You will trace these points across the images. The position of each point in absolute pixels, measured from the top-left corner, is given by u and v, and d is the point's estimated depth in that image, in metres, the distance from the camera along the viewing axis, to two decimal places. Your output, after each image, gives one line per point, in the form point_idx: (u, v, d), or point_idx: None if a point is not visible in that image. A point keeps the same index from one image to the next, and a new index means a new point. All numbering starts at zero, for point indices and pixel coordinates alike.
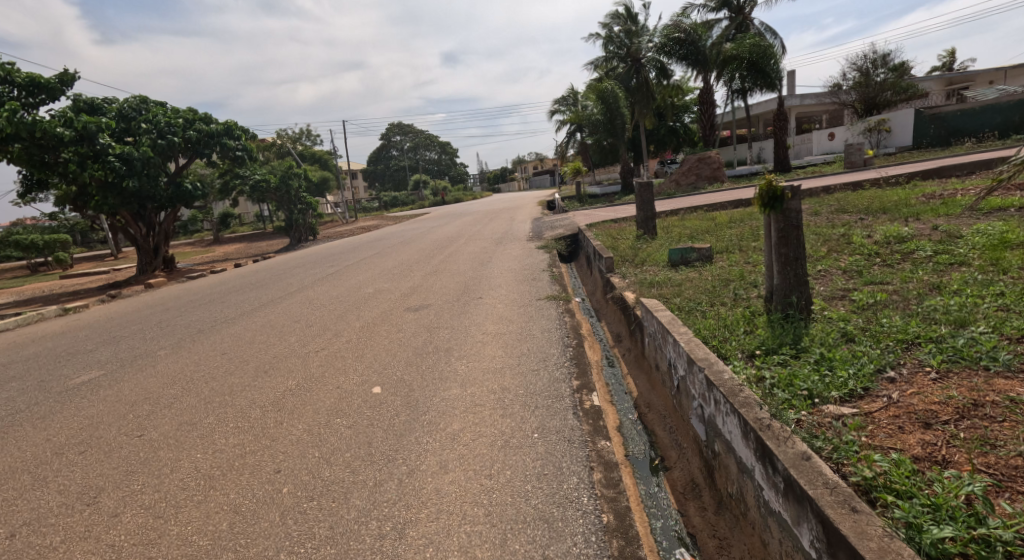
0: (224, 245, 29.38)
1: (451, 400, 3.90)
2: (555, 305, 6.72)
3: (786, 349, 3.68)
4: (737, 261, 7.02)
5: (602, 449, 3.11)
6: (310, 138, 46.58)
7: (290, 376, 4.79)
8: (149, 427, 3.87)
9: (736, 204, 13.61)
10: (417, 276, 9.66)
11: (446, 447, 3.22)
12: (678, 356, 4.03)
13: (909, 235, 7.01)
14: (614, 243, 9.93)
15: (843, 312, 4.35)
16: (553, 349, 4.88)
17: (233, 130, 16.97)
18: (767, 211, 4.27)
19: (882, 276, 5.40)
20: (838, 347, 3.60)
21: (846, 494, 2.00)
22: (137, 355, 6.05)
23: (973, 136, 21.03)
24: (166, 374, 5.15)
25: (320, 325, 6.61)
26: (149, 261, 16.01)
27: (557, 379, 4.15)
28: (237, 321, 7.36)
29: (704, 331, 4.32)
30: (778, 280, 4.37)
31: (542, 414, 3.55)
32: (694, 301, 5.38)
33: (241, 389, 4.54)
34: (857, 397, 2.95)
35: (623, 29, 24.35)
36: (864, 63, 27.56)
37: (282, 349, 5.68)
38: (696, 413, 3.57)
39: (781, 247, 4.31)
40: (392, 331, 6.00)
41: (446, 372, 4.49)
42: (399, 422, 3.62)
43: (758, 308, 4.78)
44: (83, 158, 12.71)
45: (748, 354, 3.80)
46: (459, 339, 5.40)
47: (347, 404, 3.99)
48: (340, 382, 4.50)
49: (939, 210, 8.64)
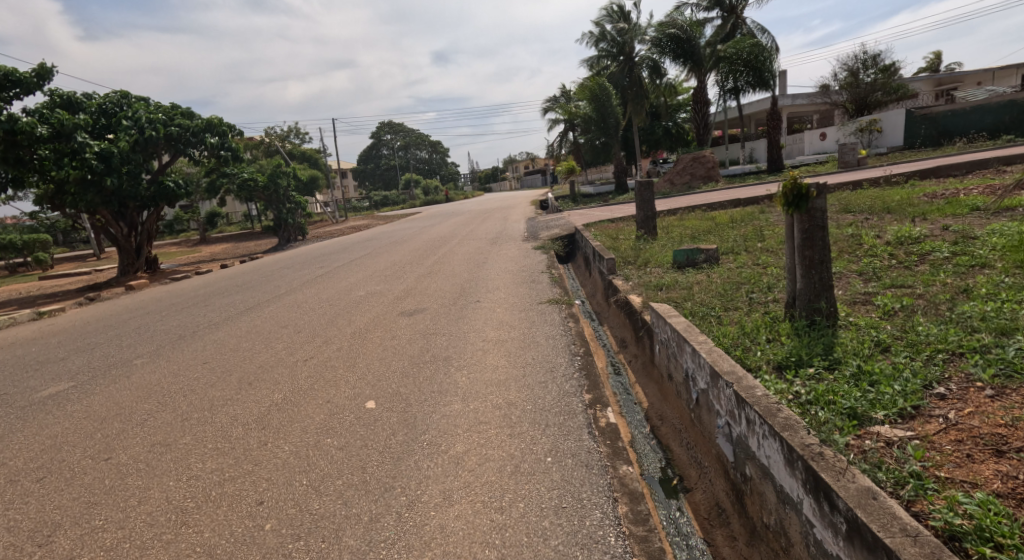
0: (211, 246, 28.85)
1: (452, 417, 3.57)
2: (557, 309, 6.41)
3: (818, 361, 3.38)
4: (745, 263, 6.76)
5: (624, 477, 2.80)
6: (298, 135, 45.56)
7: (277, 389, 4.44)
8: (118, 449, 3.48)
9: (736, 203, 13.40)
10: (411, 278, 9.28)
11: (450, 473, 2.89)
12: (698, 367, 3.74)
13: (921, 235, 6.78)
14: (613, 243, 9.62)
15: (870, 319, 4.07)
16: (560, 358, 4.56)
17: (218, 127, 16.45)
18: (790, 211, 3.96)
19: (902, 278, 5.14)
20: (873, 359, 3.32)
21: (932, 545, 1.72)
22: (111, 364, 5.65)
23: (963, 136, 21.02)
24: (140, 387, 4.75)
25: (309, 331, 6.24)
26: (131, 262, 15.50)
27: (567, 393, 3.82)
28: (222, 327, 6.96)
29: (724, 340, 4.02)
30: (801, 285, 4.08)
31: (554, 434, 3.23)
32: (706, 306, 5.08)
33: (224, 404, 4.19)
34: (907, 417, 2.65)
35: (615, 27, 24.18)
36: (853, 63, 27.16)
37: (268, 359, 5.31)
38: (721, 432, 3.28)
39: (805, 249, 4.00)
40: (386, 339, 5.64)
41: (446, 385, 4.15)
42: (396, 442, 3.30)
43: (779, 314, 4.49)
44: (60, 155, 12.28)
45: (775, 365, 3.51)
46: (459, 348, 5.05)
47: (338, 422, 3.65)
48: (330, 396, 4.15)
49: (946, 210, 8.45)
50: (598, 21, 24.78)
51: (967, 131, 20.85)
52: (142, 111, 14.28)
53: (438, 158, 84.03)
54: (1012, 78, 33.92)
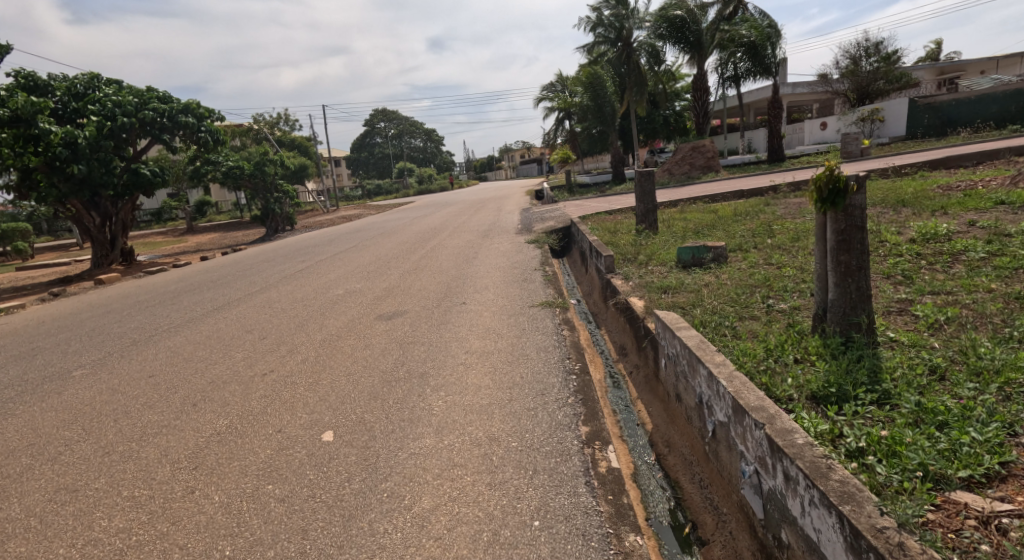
0: (198, 235, 28.06)
1: (423, 456, 2.96)
2: (551, 313, 5.81)
3: (865, 394, 2.76)
4: (758, 263, 6.14)
5: (632, 554, 2.21)
6: (289, 122, 44.15)
7: (223, 412, 3.82)
8: (11, 497, 2.91)
9: (740, 195, 12.78)
10: (393, 275, 8.63)
11: (412, 543, 2.29)
12: (716, 396, 3.14)
13: (948, 232, 6.15)
14: (611, 238, 9.01)
15: (915, 335, 3.46)
16: (553, 378, 3.94)
17: (196, 110, 15.55)
18: (823, 208, 3.35)
19: (939, 283, 4.53)
20: (929, 389, 2.72)
21: None
22: (47, 376, 5.05)
23: (968, 126, 20.38)
24: (69, 408, 4.14)
25: (275, 337, 5.63)
26: (105, 254, 14.84)
27: (561, 424, 3.23)
28: (181, 330, 6.34)
29: (745, 362, 3.41)
30: (833, 295, 3.48)
31: (543, 486, 2.62)
32: (718, 314, 4.48)
33: (156, 433, 3.57)
34: (1000, 480, 2.04)
35: (612, 12, 23.10)
36: (856, 51, 26.59)
37: (222, 372, 4.68)
38: (747, 481, 2.67)
39: (840, 254, 3.39)
40: (359, 348, 5.02)
41: (418, 411, 3.54)
42: (350, 492, 2.70)
43: (805, 327, 3.88)
44: (23, 140, 11.67)
45: (809, 395, 2.90)
46: (437, 362, 4.43)
47: (286, 462, 3.05)
48: (282, 425, 3.53)
49: (967, 203, 7.85)
50: (595, 6, 23.79)
51: (972, 121, 20.25)
52: (114, 93, 13.59)
53: (433, 146, 83.01)
54: (1016, 67, 33.25)
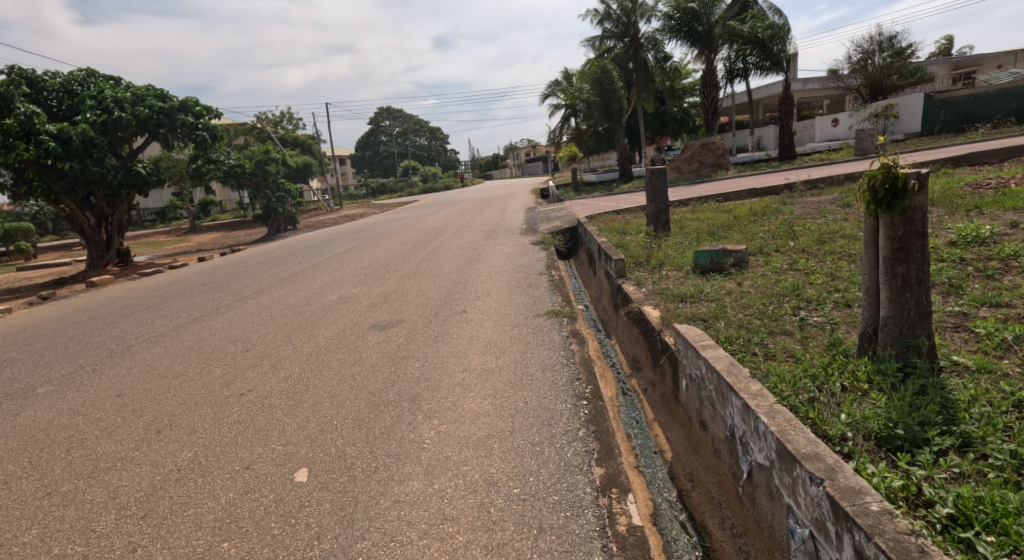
0: (201, 235, 27.79)
1: (407, 506, 2.51)
2: (559, 324, 5.35)
3: (942, 438, 2.28)
4: (782, 268, 5.65)
5: None
6: (292, 121, 43.61)
7: (188, 443, 3.37)
8: None
9: (754, 194, 12.25)
10: (392, 279, 8.18)
11: None
12: (753, 432, 2.66)
13: (991, 235, 5.60)
14: (621, 239, 8.49)
15: (986, 358, 2.97)
16: (561, 404, 3.48)
17: (191, 106, 15.04)
18: (875, 211, 2.86)
19: (995, 292, 4.03)
20: (1021, 433, 2.24)
21: None
22: (11, 393, 4.64)
23: (985, 122, 19.74)
24: (21, 434, 3.72)
25: (259, 350, 5.19)
26: (100, 254, 14.51)
27: (571, 466, 2.77)
28: (162, 340, 5.91)
29: (785, 391, 2.92)
30: (885, 312, 3.00)
31: (550, 553, 2.16)
32: (745, 329, 4.00)
33: (109, 468, 3.12)
34: None
35: (620, 6, 22.49)
36: (869, 45, 25.63)
37: (195, 392, 4.24)
38: (800, 544, 2.18)
39: (896, 264, 2.89)
40: (346, 364, 4.56)
41: (406, 444, 3.09)
42: (317, 556, 2.24)
43: (851, 347, 3.38)
44: (11, 137, 11.28)
45: (868, 436, 2.42)
46: (432, 382, 3.97)
47: (249, 510, 2.60)
48: (252, 461, 3.08)
49: (1004, 202, 7.30)
50: None
51: (990, 116, 19.62)
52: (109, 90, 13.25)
53: (438, 145, 82.64)
54: None
